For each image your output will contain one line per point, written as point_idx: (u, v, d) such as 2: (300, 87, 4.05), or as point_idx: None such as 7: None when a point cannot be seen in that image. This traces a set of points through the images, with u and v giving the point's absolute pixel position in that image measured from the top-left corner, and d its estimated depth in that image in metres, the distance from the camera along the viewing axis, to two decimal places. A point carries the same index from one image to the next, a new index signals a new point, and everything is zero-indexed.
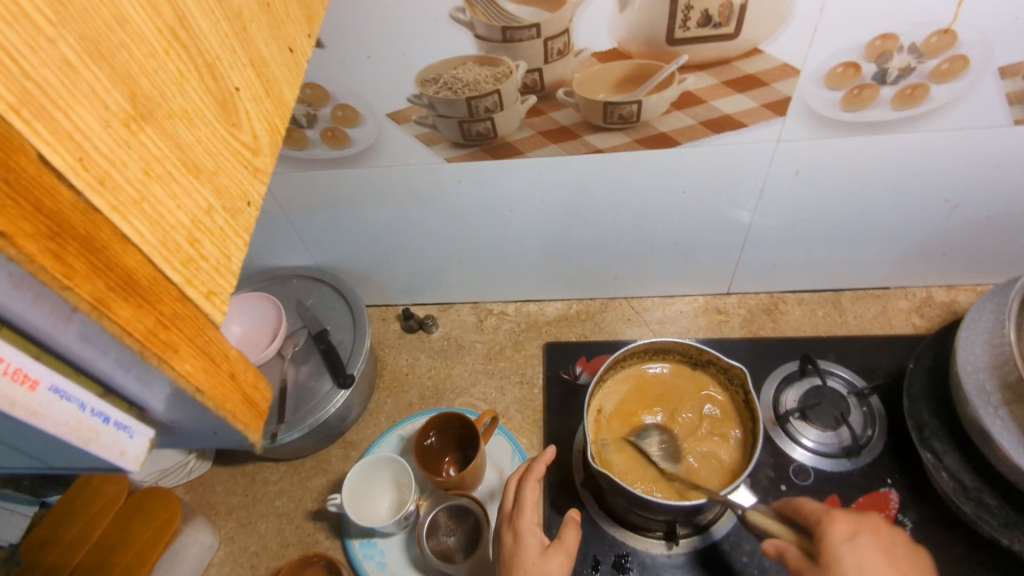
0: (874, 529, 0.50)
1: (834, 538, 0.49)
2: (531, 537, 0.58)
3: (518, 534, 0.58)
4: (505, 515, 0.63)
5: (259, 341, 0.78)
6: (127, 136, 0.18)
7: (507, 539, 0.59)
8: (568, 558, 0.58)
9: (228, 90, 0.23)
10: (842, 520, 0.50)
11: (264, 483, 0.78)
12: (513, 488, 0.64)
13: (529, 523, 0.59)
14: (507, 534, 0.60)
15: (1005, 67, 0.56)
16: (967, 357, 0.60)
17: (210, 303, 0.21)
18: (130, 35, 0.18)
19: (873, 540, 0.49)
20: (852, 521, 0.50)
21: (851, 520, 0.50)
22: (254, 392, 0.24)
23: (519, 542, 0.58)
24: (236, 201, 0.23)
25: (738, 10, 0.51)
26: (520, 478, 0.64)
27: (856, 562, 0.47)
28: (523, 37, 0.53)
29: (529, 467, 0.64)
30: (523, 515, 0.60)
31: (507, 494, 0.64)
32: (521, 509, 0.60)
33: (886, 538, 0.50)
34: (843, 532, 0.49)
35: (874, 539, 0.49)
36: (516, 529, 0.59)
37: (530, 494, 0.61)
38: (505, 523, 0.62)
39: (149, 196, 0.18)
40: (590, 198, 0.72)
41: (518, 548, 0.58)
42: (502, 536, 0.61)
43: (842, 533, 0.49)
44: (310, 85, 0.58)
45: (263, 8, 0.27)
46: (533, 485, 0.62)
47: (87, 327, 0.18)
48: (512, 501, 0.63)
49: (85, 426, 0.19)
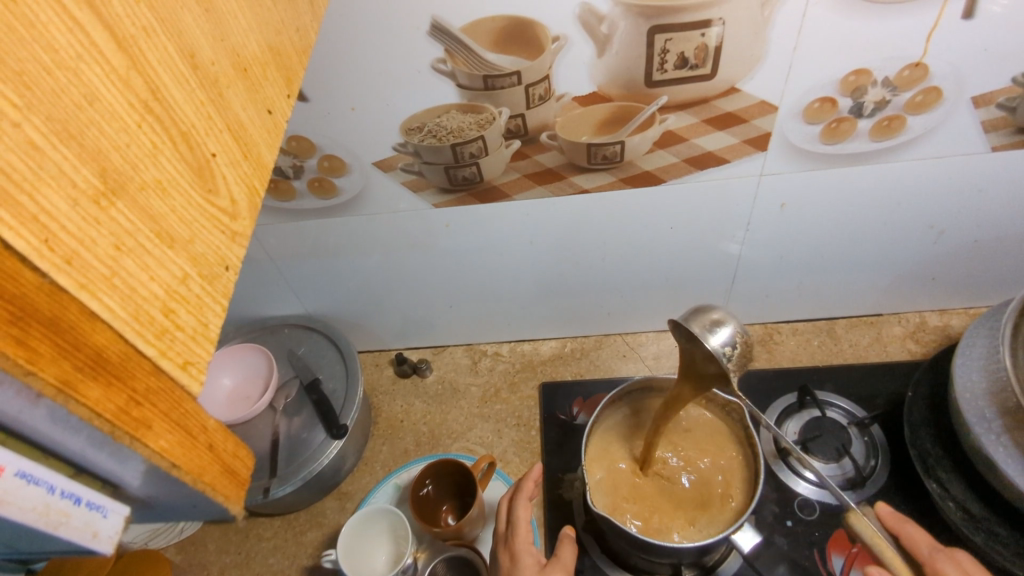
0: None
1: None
2: (528, 557, 0.58)
3: (514, 554, 0.58)
4: (499, 537, 0.62)
5: (252, 392, 0.77)
6: (96, 213, 0.18)
7: (504, 562, 0.58)
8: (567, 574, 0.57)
9: (204, 157, 0.23)
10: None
11: (257, 539, 0.76)
12: (504, 508, 0.64)
13: (526, 542, 0.58)
14: (503, 556, 0.59)
15: (978, 96, 0.57)
16: (966, 383, 0.60)
17: (186, 373, 0.20)
18: (101, 112, 0.18)
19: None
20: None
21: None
22: (235, 461, 0.23)
23: (516, 563, 0.57)
24: (213, 266, 0.23)
25: (713, 52, 0.52)
26: (511, 498, 0.64)
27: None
28: (505, 84, 0.54)
29: (517, 487, 0.64)
30: (519, 534, 0.59)
31: (499, 516, 0.64)
32: (516, 528, 0.60)
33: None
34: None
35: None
36: (512, 549, 0.59)
37: (524, 513, 0.61)
38: (500, 547, 0.61)
39: (119, 270, 0.18)
40: (579, 237, 0.72)
41: (516, 569, 0.57)
42: (499, 558, 0.60)
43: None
44: (295, 137, 0.59)
45: (240, 73, 0.27)
46: (525, 505, 0.62)
47: (56, 410, 0.17)
48: (505, 521, 0.63)
49: (54, 510, 0.18)
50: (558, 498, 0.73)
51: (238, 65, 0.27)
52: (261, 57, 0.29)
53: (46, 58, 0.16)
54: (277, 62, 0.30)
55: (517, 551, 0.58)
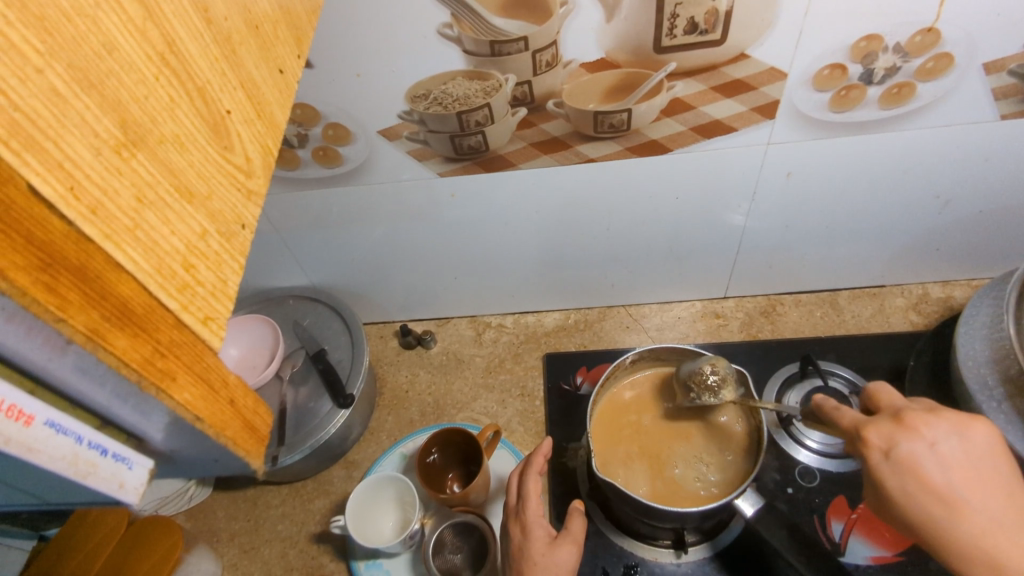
0: (909, 431, 0.45)
1: (872, 461, 0.46)
2: (539, 528, 0.59)
3: (526, 526, 0.59)
4: (509, 509, 0.63)
5: (257, 362, 0.78)
6: (117, 164, 0.18)
7: (515, 533, 0.59)
8: (576, 547, 0.58)
9: (219, 114, 0.23)
10: (875, 435, 0.46)
11: (266, 506, 0.77)
12: (513, 483, 0.65)
13: (536, 514, 0.60)
14: (514, 527, 0.60)
15: (988, 63, 0.56)
16: (968, 352, 0.60)
17: (207, 329, 0.21)
18: (119, 62, 0.18)
19: (916, 445, 0.44)
20: (883, 432, 0.46)
21: (881, 429, 0.47)
22: (255, 417, 0.24)
23: (528, 534, 0.59)
24: (230, 224, 0.23)
25: (723, 17, 0.51)
26: (521, 473, 0.65)
27: (902, 483, 0.44)
28: (512, 50, 0.53)
29: (528, 462, 0.65)
30: (529, 507, 0.61)
31: (509, 489, 0.64)
32: (527, 502, 0.61)
33: (929, 434, 0.44)
34: (879, 452, 0.46)
35: (915, 442, 0.44)
36: (523, 520, 0.60)
37: (535, 486, 0.62)
38: (509, 519, 0.62)
39: (142, 223, 0.18)
40: (584, 208, 0.72)
41: (527, 541, 0.58)
42: (508, 530, 0.61)
43: (878, 453, 0.46)
44: (300, 105, 0.58)
45: (252, 31, 0.26)
46: (536, 479, 0.63)
47: (84, 361, 0.18)
48: (516, 495, 0.63)
49: (82, 460, 0.19)
50: (562, 466, 0.74)
51: (250, 23, 0.26)
52: (273, 16, 0.28)
53: (65, 4, 0.16)
54: (287, 21, 0.30)
55: (527, 523, 0.59)
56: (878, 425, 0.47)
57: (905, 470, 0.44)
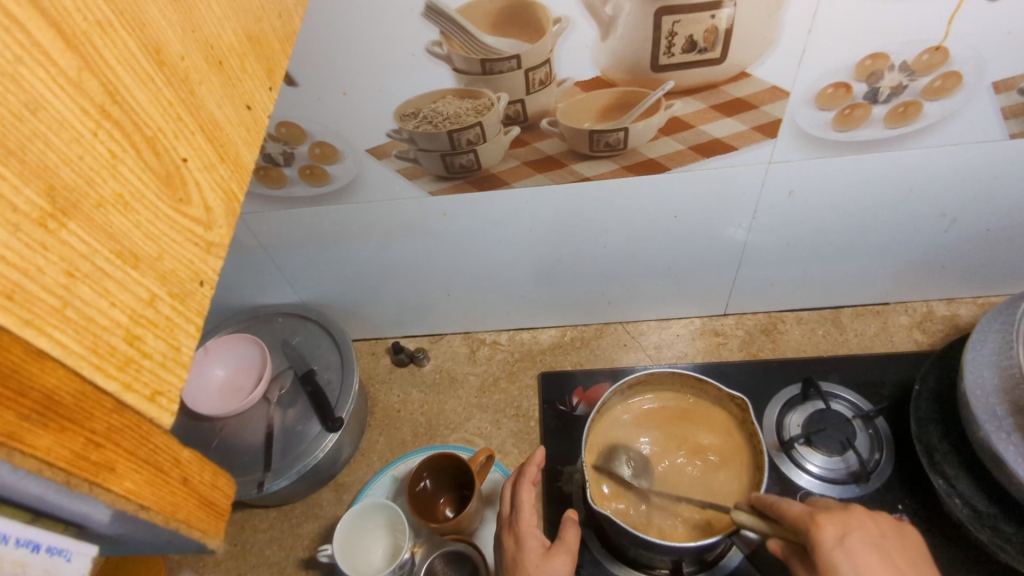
0: (859, 523, 0.49)
1: (824, 544, 0.48)
2: (533, 539, 0.58)
3: (519, 535, 0.57)
4: (503, 519, 0.61)
5: (245, 383, 0.76)
6: (43, 238, 0.16)
7: (509, 545, 0.58)
8: (570, 557, 0.57)
9: (173, 164, 0.21)
10: (827, 522, 0.49)
11: (253, 530, 0.75)
12: (507, 492, 0.63)
13: (529, 525, 0.58)
14: (506, 539, 0.58)
15: (998, 82, 0.54)
16: (977, 379, 0.58)
17: (155, 406, 0.18)
18: (47, 122, 0.16)
19: (862, 538, 0.48)
20: (837, 522, 0.49)
21: (835, 519, 0.49)
22: (212, 491, 0.22)
23: (521, 543, 0.57)
24: (186, 283, 0.20)
25: (723, 35, 0.49)
26: (514, 482, 0.62)
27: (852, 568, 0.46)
28: (504, 68, 0.51)
29: (520, 470, 0.62)
30: (523, 518, 0.59)
31: (502, 500, 0.62)
32: (521, 512, 0.59)
33: (873, 529, 0.49)
34: (832, 537, 0.48)
35: (863, 536, 0.48)
36: (517, 531, 0.58)
37: (527, 496, 0.60)
38: (503, 529, 0.60)
39: (73, 300, 0.16)
40: (580, 225, 0.70)
41: (521, 552, 0.57)
42: (503, 540, 0.59)
43: (832, 537, 0.48)
44: (285, 123, 0.56)
45: (214, 67, 0.24)
46: (529, 489, 0.61)
47: (5, 462, 0.16)
48: (509, 505, 0.61)
49: (7, 561, 0.17)
50: (557, 490, 0.72)
51: (212, 58, 0.24)
52: (239, 48, 0.26)
53: None
54: (257, 51, 0.28)
55: (521, 533, 0.58)
56: (830, 514, 0.50)
57: (856, 556, 0.47)
